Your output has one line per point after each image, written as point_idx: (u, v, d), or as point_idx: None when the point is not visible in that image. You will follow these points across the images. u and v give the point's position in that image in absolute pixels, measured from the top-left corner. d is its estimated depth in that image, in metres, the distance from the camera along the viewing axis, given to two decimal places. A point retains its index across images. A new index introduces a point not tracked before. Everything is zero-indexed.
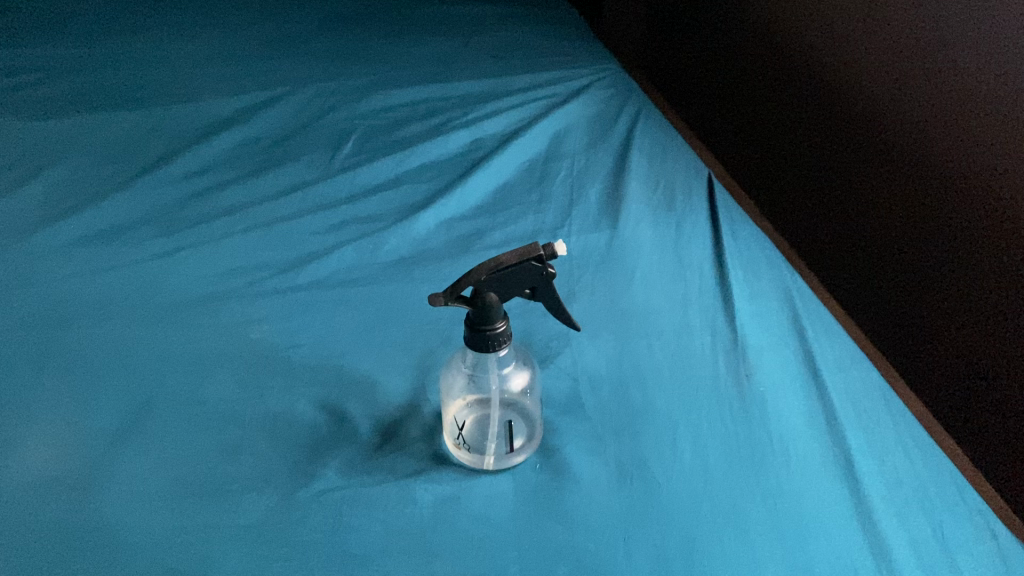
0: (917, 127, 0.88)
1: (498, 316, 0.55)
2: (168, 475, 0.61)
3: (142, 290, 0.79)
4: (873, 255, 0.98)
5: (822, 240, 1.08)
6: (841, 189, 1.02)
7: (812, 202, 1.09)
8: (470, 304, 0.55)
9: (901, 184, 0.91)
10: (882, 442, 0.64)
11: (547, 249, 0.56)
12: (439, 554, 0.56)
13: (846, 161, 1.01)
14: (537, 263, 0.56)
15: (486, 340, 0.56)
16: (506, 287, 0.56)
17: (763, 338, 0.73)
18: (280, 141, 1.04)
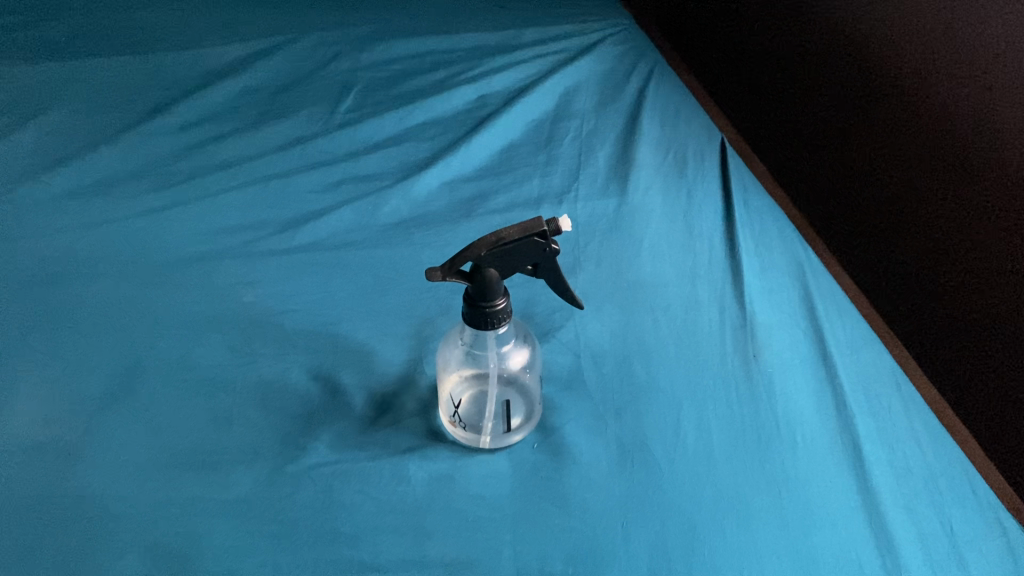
0: (922, 87, 0.78)
1: (498, 293, 0.53)
2: (157, 443, 0.59)
3: (135, 247, 0.76)
4: (868, 218, 0.88)
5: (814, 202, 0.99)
6: (836, 146, 0.93)
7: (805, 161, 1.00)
8: (469, 279, 0.54)
9: (898, 146, 0.82)
10: (892, 430, 0.61)
11: (551, 224, 0.53)
12: (432, 535, 0.54)
13: (843, 115, 0.91)
14: (540, 239, 0.53)
15: (485, 317, 0.54)
16: (507, 263, 0.54)
17: (774, 316, 0.70)
18: (280, 93, 1.00)
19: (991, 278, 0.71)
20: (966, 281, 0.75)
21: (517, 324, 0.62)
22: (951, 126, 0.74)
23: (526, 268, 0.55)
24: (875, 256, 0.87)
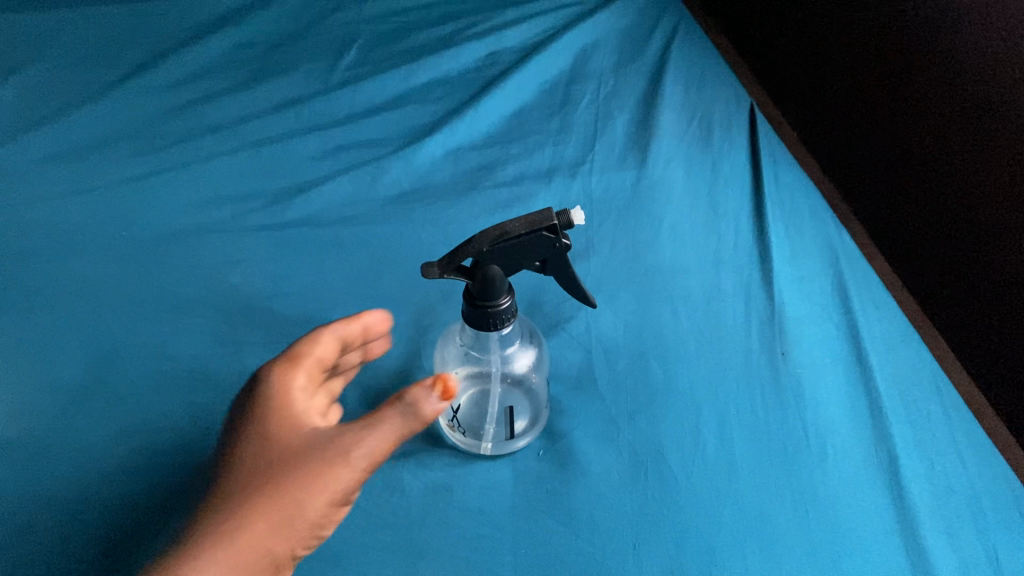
0: (992, 58, 0.65)
1: (500, 293, 0.48)
2: (135, 443, 0.55)
3: (117, 219, 0.71)
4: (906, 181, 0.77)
5: (834, 159, 0.87)
6: (863, 97, 0.81)
7: (824, 115, 0.88)
8: (470, 277, 0.48)
9: (937, 124, 0.71)
10: (933, 442, 0.56)
11: (563, 217, 0.46)
12: (426, 554, 0.49)
13: (870, 61, 0.79)
14: (549, 234, 0.47)
15: (486, 317, 0.49)
16: (513, 259, 0.48)
17: (803, 308, 0.65)
18: (278, 46, 0.94)
19: None
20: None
21: (522, 321, 0.58)
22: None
23: (535, 265, 0.49)
24: (917, 223, 0.76)
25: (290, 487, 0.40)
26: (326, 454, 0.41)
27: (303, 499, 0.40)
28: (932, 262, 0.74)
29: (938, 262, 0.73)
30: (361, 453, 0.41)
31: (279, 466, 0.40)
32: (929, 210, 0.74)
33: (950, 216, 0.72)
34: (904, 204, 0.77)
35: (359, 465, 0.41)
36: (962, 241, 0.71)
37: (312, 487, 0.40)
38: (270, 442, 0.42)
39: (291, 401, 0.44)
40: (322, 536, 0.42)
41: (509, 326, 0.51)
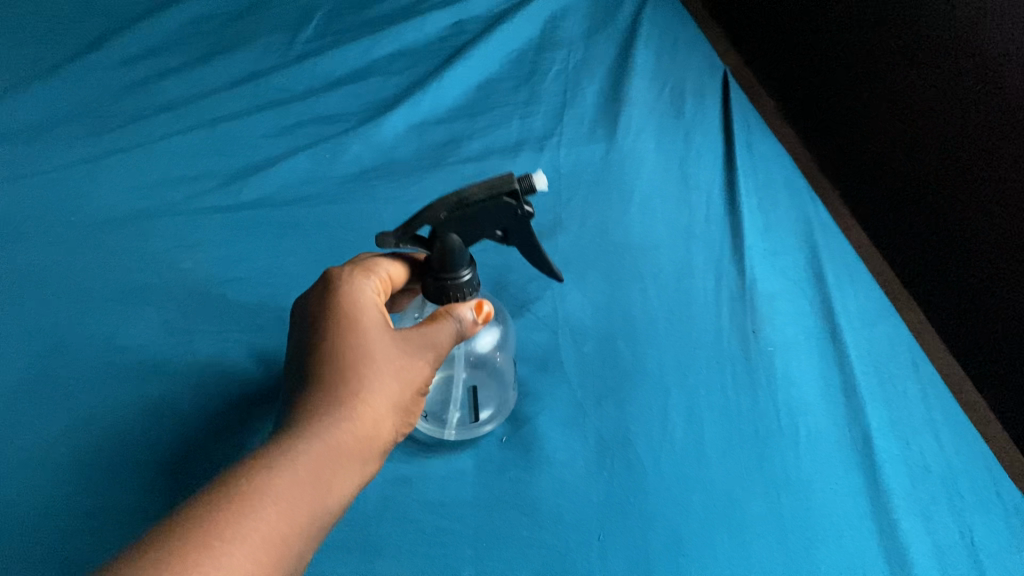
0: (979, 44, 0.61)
1: (458, 265, 0.45)
2: (81, 437, 0.53)
3: (65, 203, 0.68)
4: (884, 153, 0.74)
5: (812, 125, 0.84)
6: (845, 64, 0.78)
7: (804, 81, 0.86)
8: (428, 247, 0.45)
9: (921, 102, 0.69)
10: (908, 420, 0.55)
11: (523, 181, 0.41)
12: (383, 551, 0.47)
13: (855, 29, 0.76)
14: (509, 200, 0.41)
15: (443, 290, 0.47)
16: (472, 228, 0.44)
17: (776, 283, 0.63)
18: (236, 18, 0.90)
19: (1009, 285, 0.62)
20: (1010, 239, 0.61)
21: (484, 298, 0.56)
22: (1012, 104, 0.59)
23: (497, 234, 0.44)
24: (892, 196, 0.74)
25: (388, 372, 0.42)
26: (421, 344, 0.45)
27: (408, 378, 0.43)
28: (905, 238, 0.72)
29: (912, 237, 0.72)
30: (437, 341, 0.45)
31: (376, 346, 0.42)
32: (907, 185, 0.72)
33: (928, 195, 0.70)
34: (880, 175, 0.75)
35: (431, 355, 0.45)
36: (938, 220, 0.69)
37: (414, 366, 0.44)
38: (361, 324, 0.43)
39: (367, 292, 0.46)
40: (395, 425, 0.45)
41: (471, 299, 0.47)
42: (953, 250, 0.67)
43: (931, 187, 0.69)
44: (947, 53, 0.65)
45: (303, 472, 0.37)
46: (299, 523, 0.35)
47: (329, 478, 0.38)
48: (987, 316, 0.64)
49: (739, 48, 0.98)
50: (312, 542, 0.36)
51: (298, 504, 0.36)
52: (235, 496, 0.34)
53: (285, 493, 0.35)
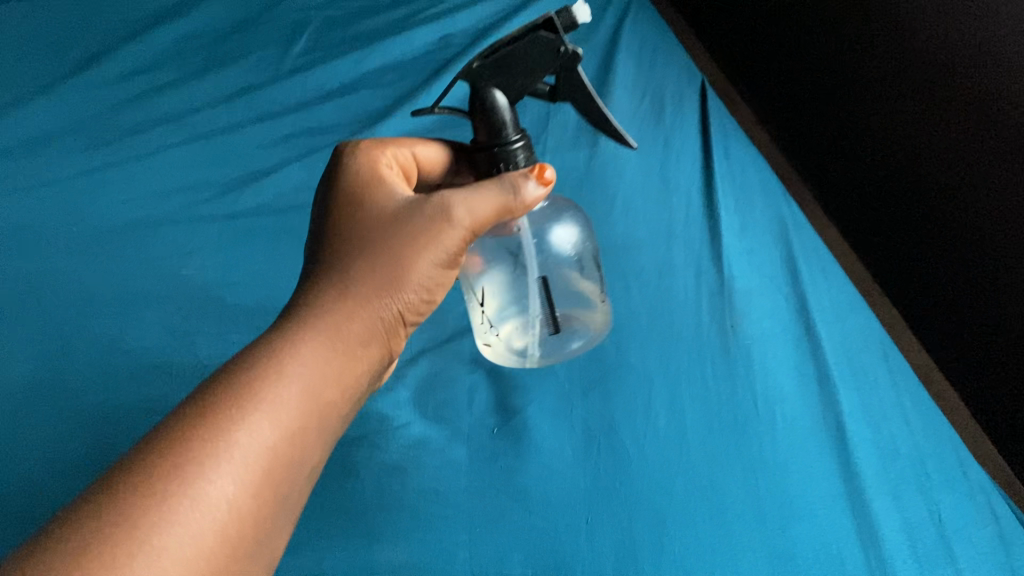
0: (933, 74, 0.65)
1: (502, 124, 0.46)
2: (86, 436, 0.54)
3: (67, 214, 0.71)
4: (855, 168, 0.78)
5: (791, 139, 0.88)
6: (818, 84, 0.82)
7: (783, 98, 0.89)
8: (473, 116, 0.47)
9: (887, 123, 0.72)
10: (880, 406, 0.58)
11: (563, 13, 0.43)
12: (381, 536, 0.50)
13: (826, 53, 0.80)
14: (547, 32, 0.43)
15: (492, 160, 0.47)
16: (515, 78, 0.46)
17: (753, 280, 0.66)
18: (229, 33, 0.93)
19: (971, 293, 0.66)
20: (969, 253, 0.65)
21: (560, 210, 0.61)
22: (965, 131, 0.63)
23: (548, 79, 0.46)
24: (864, 208, 0.77)
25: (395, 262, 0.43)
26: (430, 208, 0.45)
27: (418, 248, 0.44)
28: (877, 246, 0.76)
29: (883, 246, 0.75)
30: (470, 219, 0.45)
31: (373, 233, 0.44)
32: (876, 198, 0.76)
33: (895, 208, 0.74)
34: (853, 188, 0.79)
35: (461, 235, 0.45)
36: (904, 232, 0.73)
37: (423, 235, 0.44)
38: (361, 217, 0.45)
39: (391, 183, 0.47)
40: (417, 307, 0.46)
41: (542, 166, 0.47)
42: (917, 260, 0.71)
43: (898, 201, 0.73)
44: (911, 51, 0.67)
45: (296, 365, 0.38)
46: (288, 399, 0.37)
47: (321, 358, 0.39)
48: (950, 322, 0.68)
49: (722, 68, 1.02)
50: (314, 427, 0.38)
51: (290, 398, 0.37)
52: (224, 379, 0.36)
53: (283, 377, 0.37)
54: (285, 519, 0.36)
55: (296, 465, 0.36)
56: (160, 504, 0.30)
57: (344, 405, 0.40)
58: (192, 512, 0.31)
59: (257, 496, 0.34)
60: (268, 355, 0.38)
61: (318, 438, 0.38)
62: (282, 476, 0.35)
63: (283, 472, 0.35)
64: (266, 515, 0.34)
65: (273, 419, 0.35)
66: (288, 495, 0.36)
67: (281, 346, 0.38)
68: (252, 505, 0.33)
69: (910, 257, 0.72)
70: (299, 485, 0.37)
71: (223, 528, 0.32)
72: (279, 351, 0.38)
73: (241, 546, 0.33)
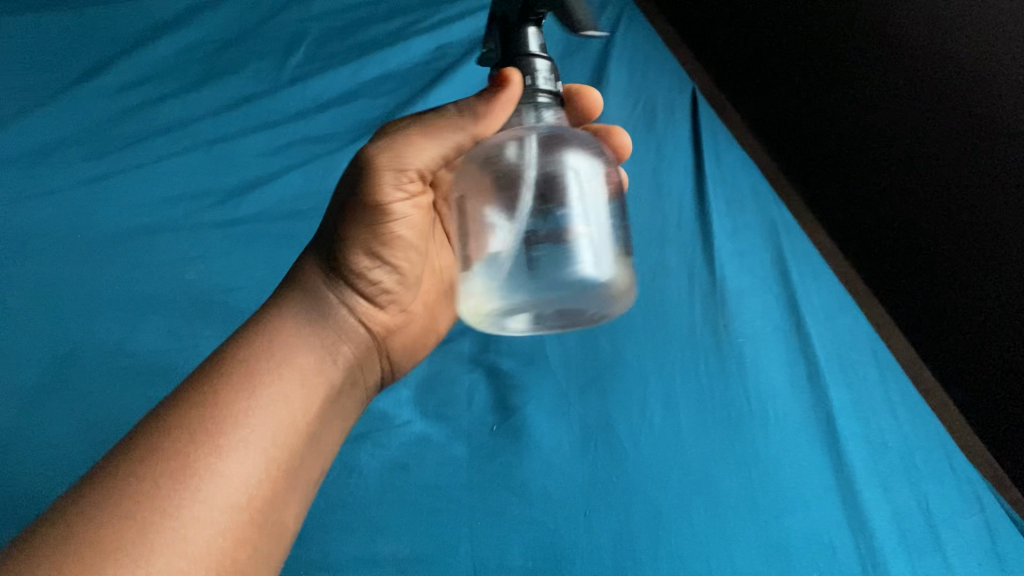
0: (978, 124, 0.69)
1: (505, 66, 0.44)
2: (95, 437, 0.57)
3: (70, 222, 0.71)
4: (862, 190, 0.82)
5: (787, 154, 0.91)
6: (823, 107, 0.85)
7: (778, 112, 0.92)
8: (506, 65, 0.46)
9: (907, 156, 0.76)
10: (869, 401, 0.60)
11: None
12: (384, 530, 0.51)
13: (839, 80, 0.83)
14: None
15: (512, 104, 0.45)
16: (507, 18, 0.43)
17: (744, 281, 0.67)
18: (226, 45, 0.94)
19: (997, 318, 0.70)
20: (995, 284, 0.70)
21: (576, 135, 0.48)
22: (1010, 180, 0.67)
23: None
24: (870, 227, 0.81)
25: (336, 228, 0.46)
26: None
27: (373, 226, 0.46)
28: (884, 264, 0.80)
29: (890, 265, 0.79)
30: (385, 157, 0.43)
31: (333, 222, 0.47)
32: (887, 220, 0.79)
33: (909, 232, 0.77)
34: (860, 208, 0.82)
35: (393, 178, 0.44)
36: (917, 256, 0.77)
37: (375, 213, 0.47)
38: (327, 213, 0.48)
39: None
40: (384, 272, 0.48)
41: (540, 62, 0.43)
42: (933, 284, 0.75)
43: (912, 228, 0.77)
44: (923, 66, 0.73)
45: (262, 350, 0.41)
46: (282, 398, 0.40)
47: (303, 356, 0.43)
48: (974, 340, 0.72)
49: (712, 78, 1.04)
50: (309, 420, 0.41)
51: (260, 377, 0.40)
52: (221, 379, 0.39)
53: (275, 377, 0.40)
54: (291, 482, 0.39)
55: (282, 429, 0.39)
56: (146, 484, 0.34)
57: (324, 377, 0.43)
58: (178, 485, 0.34)
59: (242, 464, 0.37)
60: (236, 346, 0.41)
61: (302, 405, 0.41)
62: (267, 443, 0.38)
63: (285, 458, 0.39)
64: (259, 478, 0.37)
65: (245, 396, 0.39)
66: (283, 457, 0.39)
67: (247, 335, 0.42)
68: (239, 472, 0.36)
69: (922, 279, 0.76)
70: (296, 449, 0.40)
71: (213, 496, 0.35)
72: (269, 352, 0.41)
73: (238, 509, 0.36)
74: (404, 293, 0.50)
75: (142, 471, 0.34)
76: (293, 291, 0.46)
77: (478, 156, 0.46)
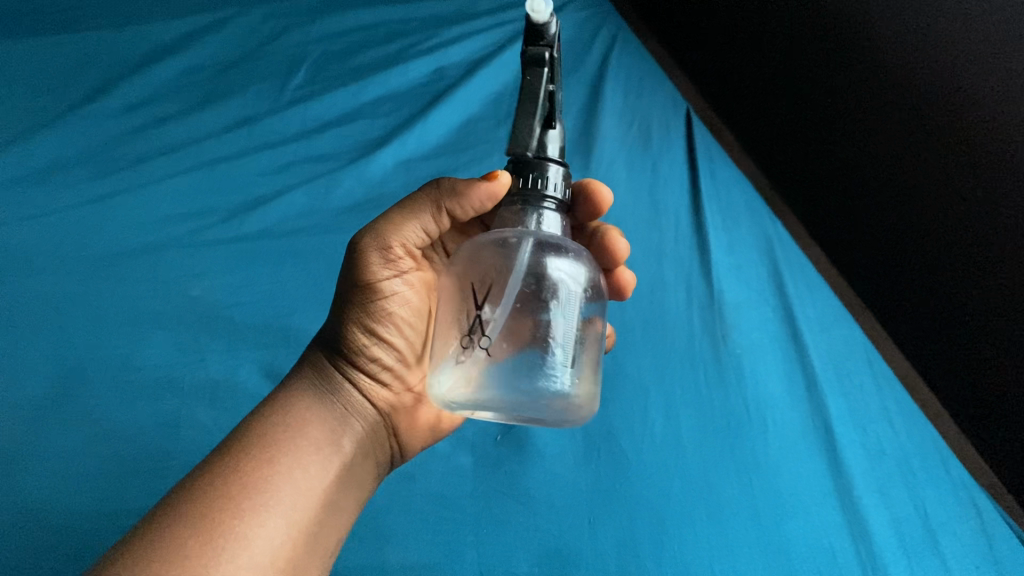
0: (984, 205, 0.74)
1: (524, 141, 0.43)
2: (103, 452, 0.57)
3: (74, 240, 0.72)
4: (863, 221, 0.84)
5: (787, 175, 0.93)
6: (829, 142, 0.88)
7: (780, 138, 0.93)
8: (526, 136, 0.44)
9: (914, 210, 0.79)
10: (865, 409, 0.61)
11: None
12: (391, 540, 0.51)
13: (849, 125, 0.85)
14: None
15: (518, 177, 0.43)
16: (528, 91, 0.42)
17: (742, 294, 0.69)
18: (227, 68, 0.95)
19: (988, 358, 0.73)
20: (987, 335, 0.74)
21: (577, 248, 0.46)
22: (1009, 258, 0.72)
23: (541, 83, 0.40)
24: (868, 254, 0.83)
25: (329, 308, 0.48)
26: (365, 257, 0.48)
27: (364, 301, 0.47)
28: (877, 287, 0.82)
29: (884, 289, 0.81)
30: (366, 236, 0.47)
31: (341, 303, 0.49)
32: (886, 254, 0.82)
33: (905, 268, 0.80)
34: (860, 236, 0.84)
35: (376, 254, 0.47)
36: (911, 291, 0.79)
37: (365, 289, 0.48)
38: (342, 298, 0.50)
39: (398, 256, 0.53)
40: (381, 351, 0.48)
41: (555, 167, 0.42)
42: (925, 317, 0.78)
43: (911, 265, 0.79)
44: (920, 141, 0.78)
45: (279, 424, 0.43)
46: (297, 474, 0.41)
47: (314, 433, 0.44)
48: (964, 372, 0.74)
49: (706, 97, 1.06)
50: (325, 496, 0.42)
51: (279, 447, 0.42)
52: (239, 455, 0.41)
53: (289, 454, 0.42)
54: (314, 546, 0.41)
55: (300, 497, 0.41)
56: (173, 551, 0.36)
57: (340, 446, 0.45)
58: (203, 551, 0.36)
59: (265, 528, 0.39)
60: (254, 420, 0.43)
61: (321, 473, 0.43)
62: (288, 509, 0.40)
63: (302, 531, 0.40)
64: (282, 543, 0.39)
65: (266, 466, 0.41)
66: (304, 525, 0.40)
67: (266, 409, 0.44)
68: (261, 537, 0.38)
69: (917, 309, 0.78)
70: (317, 515, 0.41)
71: (238, 561, 0.37)
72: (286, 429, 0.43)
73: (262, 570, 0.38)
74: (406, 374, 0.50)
75: (170, 538, 0.36)
76: (304, 371, 0.47)
77: (475, 253, 0.44)
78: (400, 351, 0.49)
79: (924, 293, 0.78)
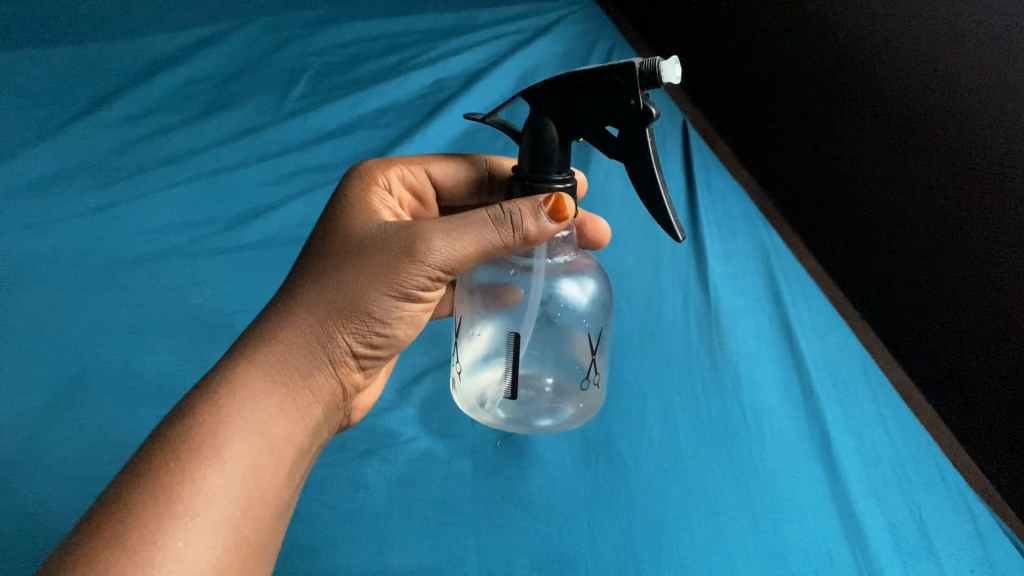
0: (951, 244, 0.75)
1: (547, 159, 0.44)
2: (105, 457, 0.56)
3: (74, 249, 0.73)
4: (863, 244, 0.85)
5: (796, 198, 0.94)
6: (829, 169, 0.89)
7: (789, 163, 0.95)
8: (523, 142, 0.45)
9: (901, 242, 0.80)
10: (859, 417, 0.62)
11: (653, 69, 0.38)
12: (392, 544, 0.51)
13: (844, 157, 0.87)
14: (624, 78, 0.39)
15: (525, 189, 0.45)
16: (577, 114, 0.42)
17: (738, 303, 0.70)
18: (228, 80, 0.96)
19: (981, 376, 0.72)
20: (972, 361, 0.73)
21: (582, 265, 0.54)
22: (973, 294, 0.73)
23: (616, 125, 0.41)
24: (871, 275, 0.84)
25: (350, 296, 0.43)
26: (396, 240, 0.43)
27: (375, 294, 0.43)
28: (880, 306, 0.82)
29: (885, 311, 0.82)
30: (442, 258, 0.43)
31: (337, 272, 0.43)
32: (884, 273, 0.82)
33: (898, 293, 0.81)
34: (862, 258, 0.85)
35: (434, 274, 0.43)
36: (906, 312, 0.80)
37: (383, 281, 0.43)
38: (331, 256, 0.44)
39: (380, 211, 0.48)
40: (371, 345, 0.45)
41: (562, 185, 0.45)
42: (919, 338, 0.78)
43: (903, 291, 0.80)
44: (900, 179, 0.80)
45: (234, 415, 0.38)
46: (250, 481, 0.37)
47: (274, 432, 0.39)
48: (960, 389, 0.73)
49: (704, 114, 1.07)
50: (272, 506, 0.38)
51: (230, 449, 0.37)
52: (188, 452, 0.36)
53: (245, 456, 0.37)
54: (257, 558, 0.37)
55: (250, 511, 0.37)
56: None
57: (295, 442, 0.41)
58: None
59: (201, 552, 0.34)
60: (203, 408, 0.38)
61: (272, 477, 0.38)
62: (235, 522, 0.36)
63: (244, 547, 0.36)
64: (225, 559, 0.35)
65: (212, 477, 0.36)
66: (250, 540, 0.37)
67: (216, 396, 0.38)
68: (200, 554, 0.34)
69: (913, 330, 0.79)
70: (263, 528, 0.38)
71: None
72: (245, 425, 0.38)
73: None
74: (372, 361, 0.47)
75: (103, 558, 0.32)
76: (264, 341, 0.42)
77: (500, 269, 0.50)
78: (381, 341, 0.46)
79: (919, 315, 0.78)
